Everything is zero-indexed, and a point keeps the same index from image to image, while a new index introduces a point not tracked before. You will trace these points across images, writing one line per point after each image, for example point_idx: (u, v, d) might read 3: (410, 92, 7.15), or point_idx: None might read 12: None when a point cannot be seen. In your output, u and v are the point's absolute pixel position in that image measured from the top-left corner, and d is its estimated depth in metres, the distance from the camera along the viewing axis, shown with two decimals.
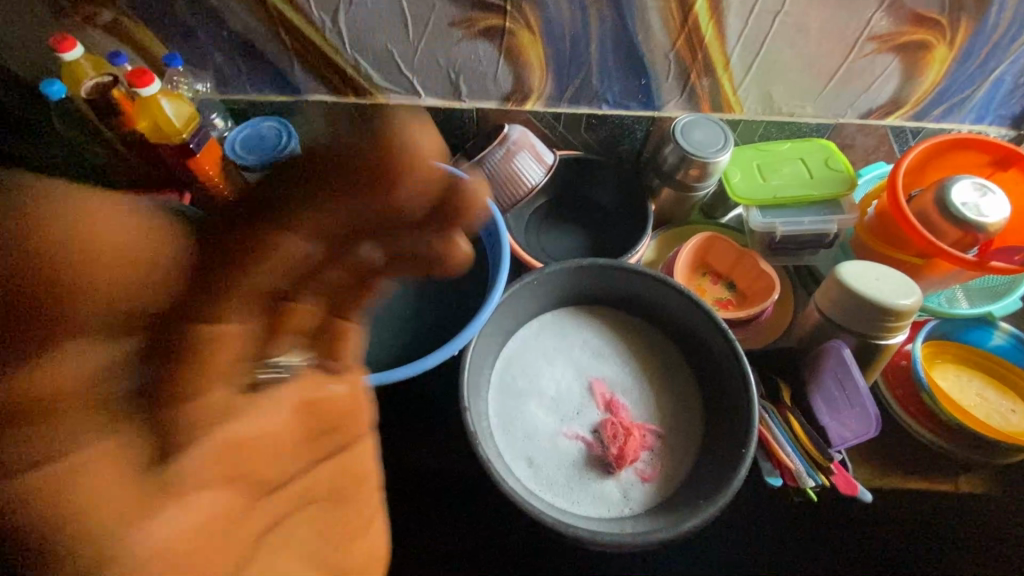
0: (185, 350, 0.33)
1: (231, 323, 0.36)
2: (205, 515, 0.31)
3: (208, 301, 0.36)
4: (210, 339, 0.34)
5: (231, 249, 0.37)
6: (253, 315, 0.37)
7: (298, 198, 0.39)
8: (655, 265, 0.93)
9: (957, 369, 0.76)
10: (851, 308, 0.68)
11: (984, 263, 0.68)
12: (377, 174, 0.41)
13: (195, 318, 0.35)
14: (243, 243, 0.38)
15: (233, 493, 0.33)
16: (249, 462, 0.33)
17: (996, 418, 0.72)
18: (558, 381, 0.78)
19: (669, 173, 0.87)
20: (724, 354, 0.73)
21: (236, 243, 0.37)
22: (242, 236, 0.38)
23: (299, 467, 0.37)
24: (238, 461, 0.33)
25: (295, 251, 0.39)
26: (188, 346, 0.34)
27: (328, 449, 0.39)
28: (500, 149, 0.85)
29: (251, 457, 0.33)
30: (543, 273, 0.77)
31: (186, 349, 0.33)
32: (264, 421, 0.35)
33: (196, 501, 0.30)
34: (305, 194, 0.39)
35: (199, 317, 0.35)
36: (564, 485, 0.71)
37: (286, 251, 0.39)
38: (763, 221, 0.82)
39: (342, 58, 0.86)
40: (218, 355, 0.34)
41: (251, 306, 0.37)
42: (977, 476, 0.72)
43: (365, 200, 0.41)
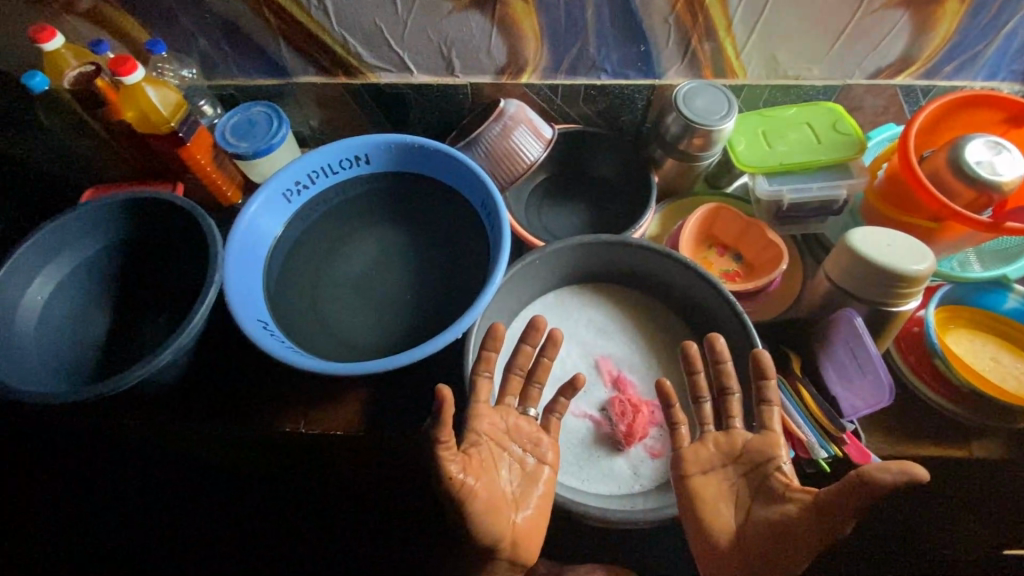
0: (463, 497, 0.56)
1: (482, 484, 0.58)
2: (479, 503, 0.57)
3: (472, 469, 0.58)
4: (471, 494, 0.57)
5: (473, 458, 0.60)
6: (486, 407, 0.63)
7: (492, 430, 0.63)
8: (660, 240, 0.91)
9: (969, 333, 0.75)
10: (862, 277, 0.66)
11: (999, 225, 0.66)
12: (534, 360, 0.67)
13: (469, 486, 0.57)
14: (479, 461, 0.60)
15: (486, 496, 0.58)
16: (479, 477, 0.59)
17: (1011, 382, 0.70)
18: (564, 360, 0.78)
19: (671, 143, 0.85)
20: (733, 327, 0.72)
21: (478, 460, 0.60)
22: (465, 453, 0.60)
23: (494, 488, 0.59)
24: (477, 478, 0.58)
25: (506, 451, 0.64)
26: (469, 493, 0.57)
27: (527, 494, 0.62)
28: (497, 125, 0.83)
29: (491, 496, 0.59)
30: (544, 252, 0.76)
31: (461, 499, 0.56)
32: (480, 468, 0.59)
33: (479, 496, 0.57)
34: (490, 425, 0.63)
35: (472, 481, 0.57)
36: (574, 463, 0.71)
37: (506, 450, 0.64)
38: (770, 188, 0.80)
39: (330, 36, 0.83)
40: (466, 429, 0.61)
41: (483, 469, 0.60)
42: (992, 441, 0.71)
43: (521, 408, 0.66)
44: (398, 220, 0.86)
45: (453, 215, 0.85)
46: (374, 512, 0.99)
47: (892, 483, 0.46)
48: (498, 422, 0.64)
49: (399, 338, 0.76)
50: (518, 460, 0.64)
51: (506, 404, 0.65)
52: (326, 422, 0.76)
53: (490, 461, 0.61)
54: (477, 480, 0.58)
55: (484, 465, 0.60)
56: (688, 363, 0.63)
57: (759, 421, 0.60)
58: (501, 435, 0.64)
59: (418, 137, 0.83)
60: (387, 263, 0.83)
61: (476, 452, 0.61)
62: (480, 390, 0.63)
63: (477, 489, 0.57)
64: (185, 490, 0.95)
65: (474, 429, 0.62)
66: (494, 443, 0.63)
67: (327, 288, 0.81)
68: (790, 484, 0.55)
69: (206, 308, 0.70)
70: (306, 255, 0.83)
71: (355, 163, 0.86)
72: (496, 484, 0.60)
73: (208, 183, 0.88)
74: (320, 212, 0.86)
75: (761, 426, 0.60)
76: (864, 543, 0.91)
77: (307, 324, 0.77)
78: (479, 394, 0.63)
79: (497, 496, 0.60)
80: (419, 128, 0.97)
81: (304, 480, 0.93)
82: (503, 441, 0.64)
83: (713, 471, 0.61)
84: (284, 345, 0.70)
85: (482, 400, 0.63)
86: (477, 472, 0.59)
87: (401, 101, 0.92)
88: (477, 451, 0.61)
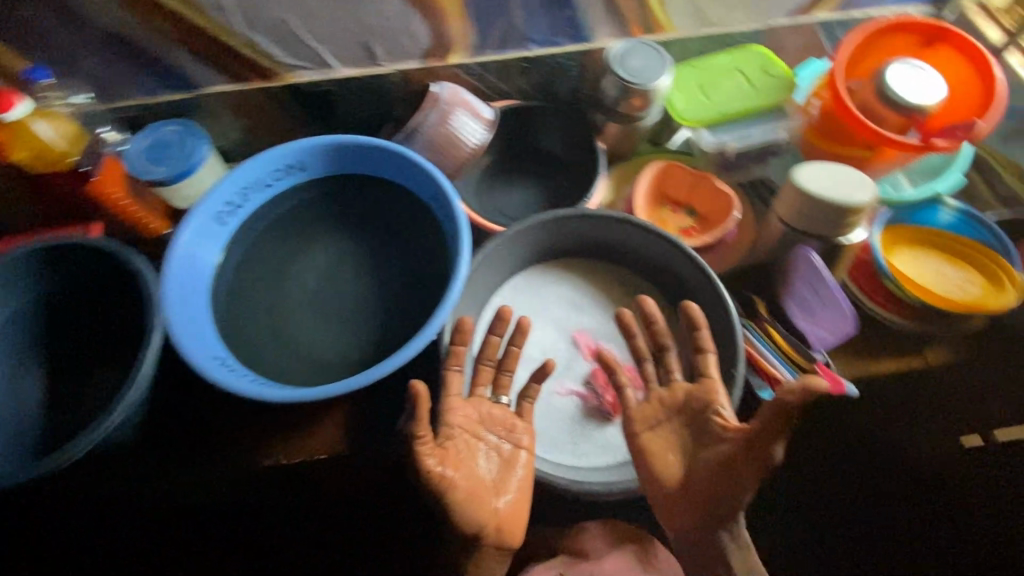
0: (441, 489, 0.56)
1: (461, 473, 0.58)
2: (459, 492, 0.57)
3: (449, 459, 0.58)
4: (450, 485, 0.57)
5: (448, 448, 0.60)
6: (454, 398, 0.63)
7: (466, 418, 0.63)
8: (615, 206, 0.90)
9: (912, 251, 0.79)
10: (812, 215, 0.68)
11: (927, 145, 0.70)
12: (503, 348, 0.67)
13: (447, 477, 0.56)
14: (455, 450, 0.60)
15: (467, 485, 0.58)
16: (457, 466, 0.58)
17: (956, 291, 0.75)
18: (541, 341, 0.77)
19: (612, 107, 0.84)
20: (699, 282, 0.73)
21: (453, 449, 0.60)
22: (441, 444, 0.59)
23: (472, 476, 0.59)
24: (455, 468, 0.58)
25: (484, 438, 0.63)
26: (448, 483, 0.57)
27: (507, 479, 0.62)
28: (433, 112, 0.78)
29: (470, 484, 0.59)
30: (503, 237, 0.75)
31: (440, 491, 0.56)
32: (454, 458, 0.59)
33: (458, 484, 0.57)
34: (461, 415, 0.62)
35: (450, 471, 0.57)
36: (568, 442, 0.71)
37: (482, 438, 0.63)
38: (713, 139, 0.81)
39: (240, 40, 0.78)
40: (440, 422, 0.61)
41: (461, 460, 0.59)
42: (943, 347, 0.76)
43: (489, 393, 0.66)
44: (348, 226, 0.82)
45: (403, 213, 0.81)
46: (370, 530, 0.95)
47: (800, 401, 0.50)
48: (467, 412, 0.63)
49: (370, 349, 0.74)
50: (495, 446, 0.64)
51: (478, 395, 0.65)
52: (307, 449, 0.73)
53: (466, 450, 0.61)
54: (454, 470, 0.58)
55: (461, 454, 0.60)
56: (626, 330, 0.66)
57: (697, 369, 0.61)
58: (473, 423, 0.63)
59: (351, 135, 0.79)
60: (342, 274, 0.80)
61: (450, 442, 0.60)
62: (451, 381, 0.63)
63: (457, 482, 0.57)
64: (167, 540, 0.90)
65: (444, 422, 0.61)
66: (467, 432, 0.62)
67: (283, 310, 0.77)
68: (728, 425, 0.58)
69: (153, 359, 0.65)
70: (254, 278, 0.78)
71: (289, 173, 0.81)
72: (475, 472, 0.60)
73: (127, 219, 0.80)
74: (260, 231, 0.80)
75: (699, 374, 0.61)
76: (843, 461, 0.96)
77: (269, 351, 0.74)
78: (449, 387, 0.63)
79: (476, 483, 0.60)
80: (351, 126, 0.92)
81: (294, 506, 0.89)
82: (477, 429, 0.63)
83: (660, 425, 0.62)
84: (249, 378, 0.66)
85: (453, 392, 0.63)
86: (454, 462, 0.58)
87: (327, 99, 0.86)
88: (451, 441, 0.60)
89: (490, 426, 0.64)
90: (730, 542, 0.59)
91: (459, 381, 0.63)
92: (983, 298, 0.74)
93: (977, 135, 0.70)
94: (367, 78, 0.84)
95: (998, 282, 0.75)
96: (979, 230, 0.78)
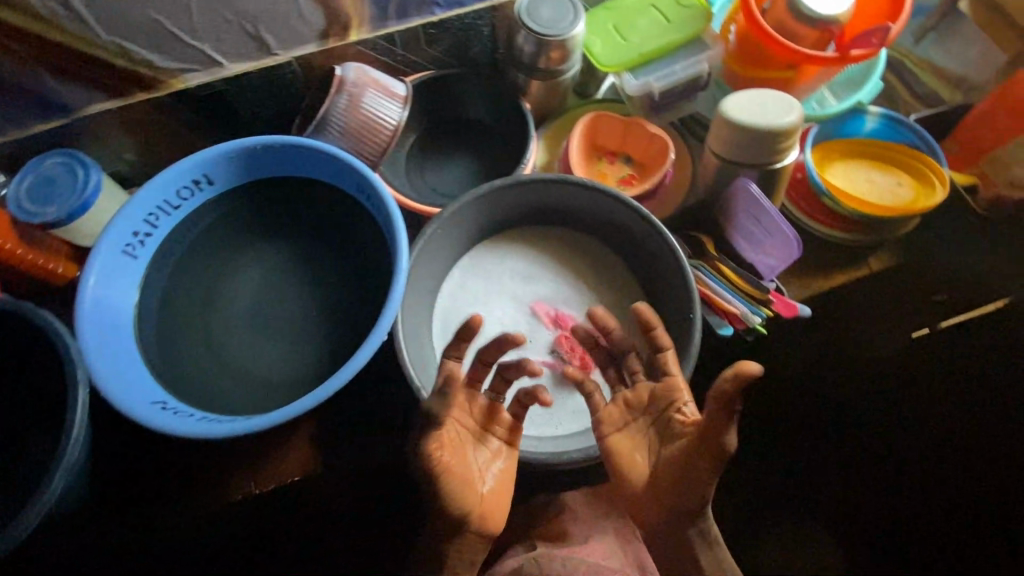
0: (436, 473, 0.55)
1: (457, 460, 0.58)
2: (450, 478, 0.56)
3: (448, 445, 0.57)
4: (445, 470, 0.56)
5: (449, 436, 0.59)
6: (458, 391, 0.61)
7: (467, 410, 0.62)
8: (551, 167, 0.88)
9: (844, 164, 0.80)
10: (746, 143, 0.67)
11: (845, 56, 0.69)
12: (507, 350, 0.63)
13: (444, 461, 0.56)
14: (454, 438, 0.59)
15: (459, 471, 0.57)
16: (452, 452, 0.57)
17: (888, 197, 0.76)
18: (499, 319, 0.75)
19: (530, 63, 0.80)
20: (646, 232, 0.72)
21: (453, 438, 0.59)
22: (442, 431, 0.58)
23: (465, 465, 0.58)
24: (450, 454, 0.57)
25: (480, 430, 0.63)
26: (445, 467, 0.56)
27: (495, 467, 0.62)
28: (341, 97, 0.72)
29: (461, 473, 0.58)
30: (440, 219, 0.71)
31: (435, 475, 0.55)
32: (450, 444, 0.58)
33: (451, 469, 0.56)
34: (462, 407, 0.61)
35: (447, 456, 0.56)
36: (543, 414, 0.70)
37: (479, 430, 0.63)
38: (637, 82, 0.78)
39: (104, 48, 0.69)
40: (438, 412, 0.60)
41: (459, 448, 0.59)
42: (885, 252, 0.79)
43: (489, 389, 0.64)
44: (276, 234, 0.77)
45: (332, 210, 0.76)
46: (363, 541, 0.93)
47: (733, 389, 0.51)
48: (467, 406, 0.62)
49: (324, 359, 0.72)
50: (485, 438, 0.63)
51: (474, 387, 0.63)
52: (277, 474, 0.70)
53: (463, 440, 0.60)
54: (452, 455, 0.57)
55: (456, 442, 0.59)
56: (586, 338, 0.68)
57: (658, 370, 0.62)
58: (471, 416, 0.62)
59: (257, 136, 0.72)
60: (280, 288, 0.76)
61: (450, 432, 0.59)
62: (447, 368, 0.61)
63: (453, 465, 0.57)
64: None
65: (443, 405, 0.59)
66: (464, 423, 0.61)
67: (225, 338, 0.73)
68: (687, 422, 0.59)
69: (83, 418, 0.60)
70: (184, 308, 0.73)
71: (197, 190, 0.73)
72: (466, 459, 0.59)
73: (28, 268, 0.71)
74: (178, 259, 0.74)
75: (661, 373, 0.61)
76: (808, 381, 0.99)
77: (218, 382, 0.70)
78: (445, 373, 0.60)
79: (470, 471, 0.59)
80: (259, 125, 0.85)
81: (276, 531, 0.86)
82: (474, 422, 0.63)
83: (627, 427, 0.62)
84: (197, 419, 0.62)
85: (449, 379, 0.60)
86: (452, 449, 0.58)
87: (224, 100, 0.79)
88: (451, 431, 0.59)
89: (485, 418, 0.63)
90: (700, 539, 0.61)
91: (456, 369, 0.61)
92: (915, 198, 0.75)
93: (890, 39, 0.69)
94: (262, 70, 0.77)
95: (926, 181, 0.76)
96: (903, 132, 0.80)
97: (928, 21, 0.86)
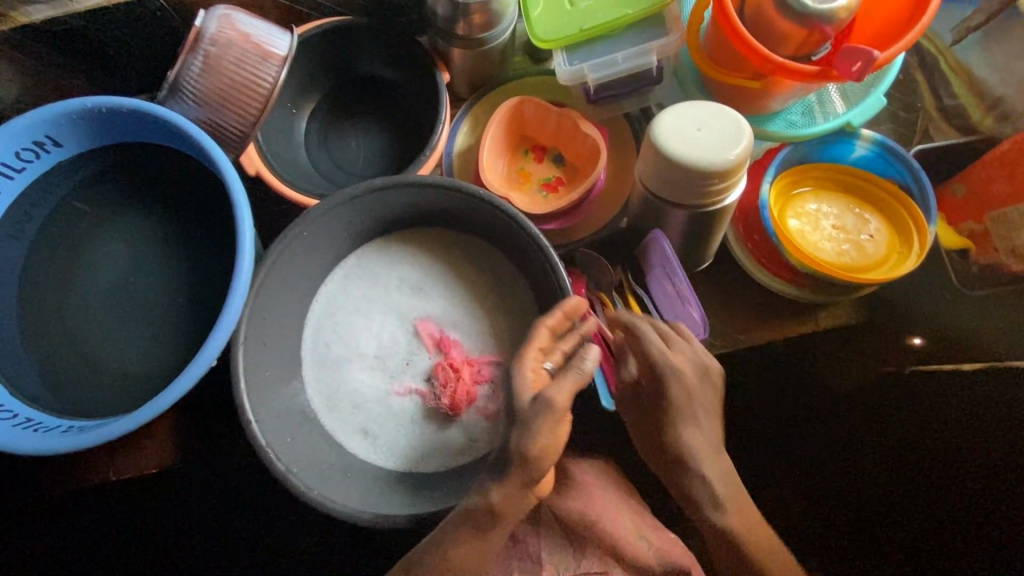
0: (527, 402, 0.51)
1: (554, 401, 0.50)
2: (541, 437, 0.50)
3: (531, 379, 0.52)
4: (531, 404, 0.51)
5: (527, 373, 0.52)
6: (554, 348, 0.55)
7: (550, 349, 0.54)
8: (471, 155, 0.72)
9: (815, 198, 0.66)
10: (671, 181, 0.54)
11: (824, 73, 0.53)
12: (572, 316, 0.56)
13: (518, 397, 0.52)
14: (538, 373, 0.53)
15: (553, 431, 0.51)
16: (518, 389, 0.52)
17: (850, 252, 0.63)
18: (378, 334, 0.68)
19: (447, 26, 0.65)
20: (543, 264, 0.62)
21: (531, 373, 0.53)
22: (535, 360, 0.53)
23: (553, 419, 0.50)
24: (523, 389, 0.52)
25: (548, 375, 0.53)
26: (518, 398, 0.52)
27: (560, 433, 0.51)
28: (196, 58, 0.60)
29: (556, 431, 0.51)
30: (308, 221, 0.61)
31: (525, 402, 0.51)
32: (525, 388, 0.52)
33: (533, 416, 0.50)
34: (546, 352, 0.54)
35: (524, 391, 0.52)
36: (406, 447, 0.64)
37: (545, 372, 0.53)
38: (569, 69, 0.62)
39: None
40: (533, 352, 0.53)
41: (537, 378, 0.53)
42: (838, 309, 0.68)
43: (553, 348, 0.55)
44: (139, 210, 0.68)
45: (201, 188, 0.67)
46: (230, 554, 0.85)
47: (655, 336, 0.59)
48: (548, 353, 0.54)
49: (185, 356, 0.65)
50: (559, 406, 0.50)
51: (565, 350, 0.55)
52: (136, 465, 0.67)
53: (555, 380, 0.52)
54: (561, 407, 0.50)
55: (529, 373, 0.53)
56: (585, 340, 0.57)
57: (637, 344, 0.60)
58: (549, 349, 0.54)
59: (100, 96, 0.61)
60: (148, 270, 0.68)
61: (529, 367, 0.53)
62: (541, 335, 0.54)
63: (548, 424, 0.50)
64: (22, 559, 0.84)
65: (581, 370, 0.51)
66: (546, 360, 0.54)
67: (81, 320, 0.66)
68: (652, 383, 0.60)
69: None
70: (36, 282, 0.66)
71: (43, 152, 0.63)
72: (559, 421, 0.50)
73: None
74: (37, 224, 0.66)
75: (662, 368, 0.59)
76: (766, 442, 0.81)
77: (63, 368, 0.65)
78: (538, 340, 0.54)
79: (562, 422, 0.51)
80: (129, 69, 0.72)
81: (156, 505, 0.84)
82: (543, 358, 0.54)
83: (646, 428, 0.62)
84: (13, 425, 0.58)
85: (541, 344, 0.54)
86: (527, 381, 0.52)
87: (80, 38, 0.66)
88: (532, 365, 0.53)
89: (536, 361, 0.53)
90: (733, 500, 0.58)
91: (547, 337, 0.55)
92: (885, 258, 0.62)
93: (875, 69, 0.51)
94: (120, 5, 0.63)
95: (905, 235, 0.62)
96: (895, 166, 0.65)
97: (973, 21, 0.69)
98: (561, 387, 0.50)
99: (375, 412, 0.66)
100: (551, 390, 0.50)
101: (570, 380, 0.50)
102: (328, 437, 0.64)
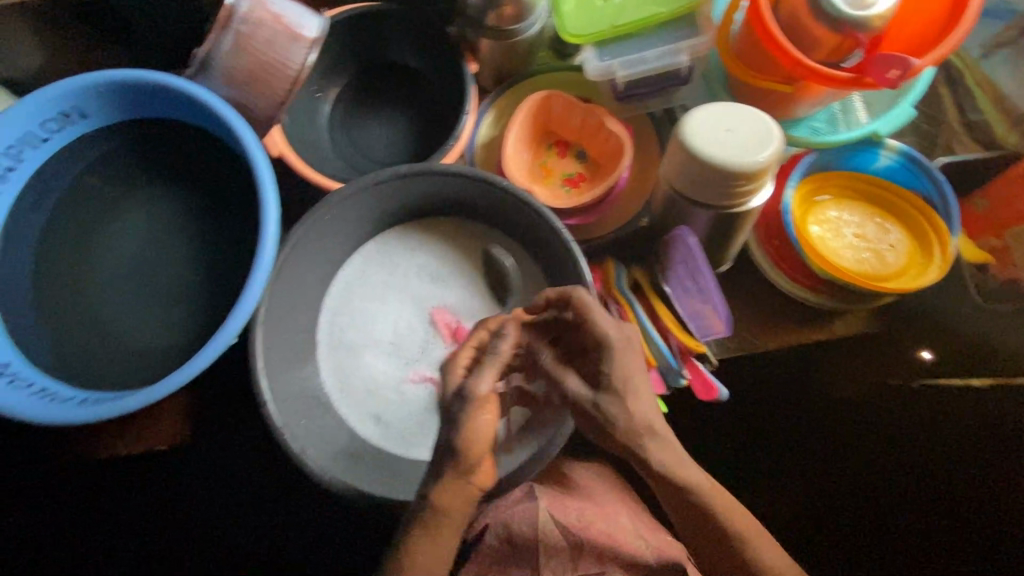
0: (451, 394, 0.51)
1: (481, 388, 0.49)
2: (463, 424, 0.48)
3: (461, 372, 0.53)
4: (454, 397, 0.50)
5: (458, 366, 0.53)
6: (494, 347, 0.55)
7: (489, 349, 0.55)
8: (493, 147, 0.72)
9: (837, 206, 0.66)
10: (698, 179, 0.54)
11: (858, 79, 0.53)
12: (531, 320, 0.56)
13: (448, 388, 0.51)
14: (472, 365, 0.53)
15: (475, 418, 0.48)
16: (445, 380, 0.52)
17: (871, 261, 0.63)
18: (394, 321, 0.68)
19: (478, 15, 0.65)
20: (564, 258, 0.61)
21: (460, 367, 0.53)
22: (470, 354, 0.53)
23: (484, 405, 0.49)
24: (449, 380, 0.52)
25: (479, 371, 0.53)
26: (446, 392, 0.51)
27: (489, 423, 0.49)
28: (227, 36, 0.59)
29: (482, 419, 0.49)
30: (330, 204, 0.61)
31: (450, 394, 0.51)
32: (454, 378, 0.52)
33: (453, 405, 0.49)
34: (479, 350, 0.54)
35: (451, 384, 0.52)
36: (419, 435, 0.64)
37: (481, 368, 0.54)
38: (598, 65, 0.62)
39: None
40: (463, 350, 0.53)
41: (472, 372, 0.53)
42: (855, 318, 0.68)
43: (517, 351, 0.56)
44: (162, 186, 0.68)
45: (226, 167, 0.67)
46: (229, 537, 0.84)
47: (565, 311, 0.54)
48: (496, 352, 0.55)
49: (200, 333, 0.65)
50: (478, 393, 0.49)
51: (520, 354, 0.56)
52: (144, 440, 0.67)
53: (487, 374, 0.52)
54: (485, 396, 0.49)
55: (457, 368, 0.53)
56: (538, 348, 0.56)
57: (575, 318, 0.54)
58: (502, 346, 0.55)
59: (130, 70, 0.60)
60: (166, 246, 0.68)
61: (460, 361, 0.53)
62: (478, 334, 0.54)
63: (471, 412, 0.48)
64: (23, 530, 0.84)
65: (496, 355, 0.51)
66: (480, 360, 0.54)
67: (97, 293, 0.66)
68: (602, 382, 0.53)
69: None
70: (56, 253, 0.66)
71: (68, 123, 0.63)
72: (481, 414, 0.49)
73: None
74: (59, 194, 0.66)
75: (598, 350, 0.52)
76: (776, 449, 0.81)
77: (79, 340, 0.64)
78: (472, 338, 0.54)
79: (493, 413, 0.49)
80: (157, 47, 0.72)
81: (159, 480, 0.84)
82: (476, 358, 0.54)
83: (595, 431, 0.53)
84: (31, 394, 0.58)
85: (473, 343, 0.54)
86: (452, 377, 0.52)
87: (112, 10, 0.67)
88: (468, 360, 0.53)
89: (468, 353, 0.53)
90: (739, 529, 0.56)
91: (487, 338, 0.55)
92: (905, 269, 0.62)
93: (912, 76, 0.51)
94: None
95: (926, 247, 0.62)
96: (919, 177, 0.64)
97: None
98: (484, 376, 0.50)
99: (389, 400, 0.66)
100: (474, 381, 0.50)
101: (490, 367, 0.50)
102: (341, 422, 0.64)
